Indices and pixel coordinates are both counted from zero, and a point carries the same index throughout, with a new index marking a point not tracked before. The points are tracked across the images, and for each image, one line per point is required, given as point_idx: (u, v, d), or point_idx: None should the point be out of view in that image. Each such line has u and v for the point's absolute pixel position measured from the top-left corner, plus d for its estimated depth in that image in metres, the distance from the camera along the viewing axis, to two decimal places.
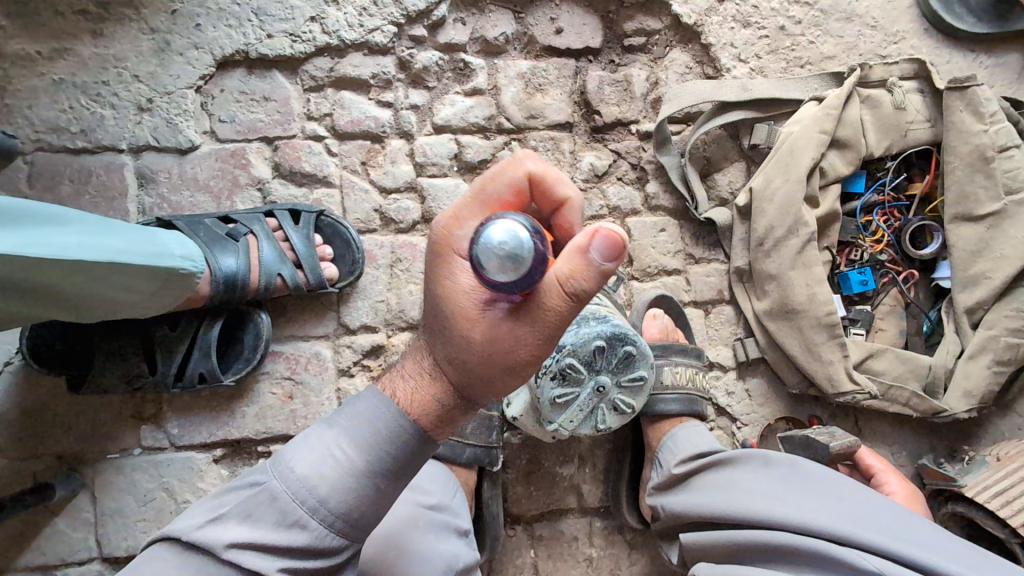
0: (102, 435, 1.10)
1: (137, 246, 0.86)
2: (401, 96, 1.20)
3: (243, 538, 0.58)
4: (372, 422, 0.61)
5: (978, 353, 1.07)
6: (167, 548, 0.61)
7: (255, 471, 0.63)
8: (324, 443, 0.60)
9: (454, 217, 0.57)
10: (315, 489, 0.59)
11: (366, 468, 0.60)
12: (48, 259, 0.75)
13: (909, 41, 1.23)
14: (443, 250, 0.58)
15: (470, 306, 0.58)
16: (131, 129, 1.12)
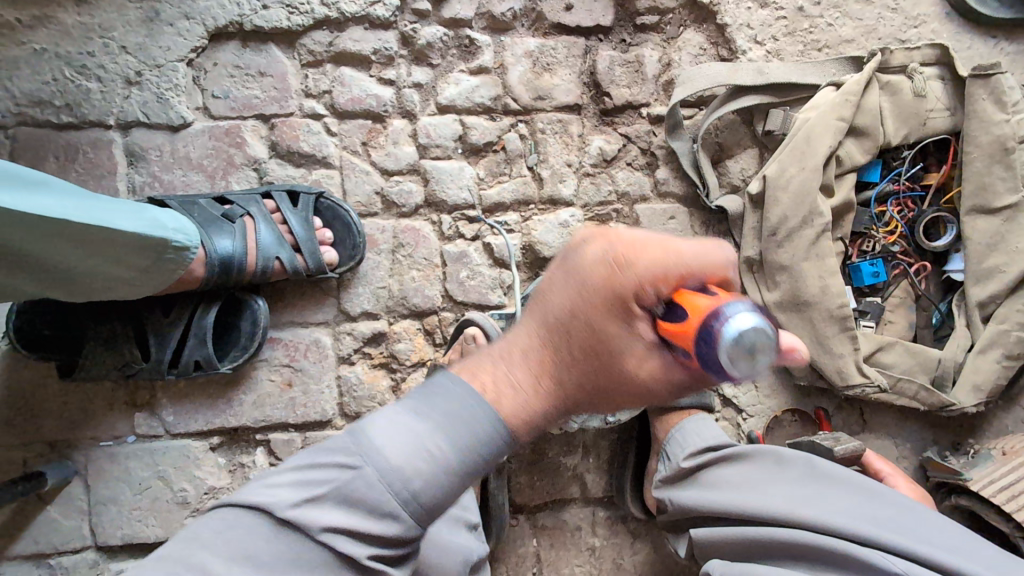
0: (94, 421, 1.07)
1: (127, 216, 0.82)
2: (404, 73, 1.15)
3: (334, 521, 0.56)
4: (478, 415, 0.59)
5: (988, 347, 1.06)
6: (239, 521, 0.56)
7: (342, 446, 0.58)
8: (423, 435, 0.57)
9: (646, 278, 0.54)
10: (409, 482, 0.56)
11: (464, 461, 0.58)
12: (26, 215, 0.72)
13: (930, 25, 1.20)
14: (623, 300, 0.56)
15: (610, 341, 0.58)
16: (119, 103, 1.06)
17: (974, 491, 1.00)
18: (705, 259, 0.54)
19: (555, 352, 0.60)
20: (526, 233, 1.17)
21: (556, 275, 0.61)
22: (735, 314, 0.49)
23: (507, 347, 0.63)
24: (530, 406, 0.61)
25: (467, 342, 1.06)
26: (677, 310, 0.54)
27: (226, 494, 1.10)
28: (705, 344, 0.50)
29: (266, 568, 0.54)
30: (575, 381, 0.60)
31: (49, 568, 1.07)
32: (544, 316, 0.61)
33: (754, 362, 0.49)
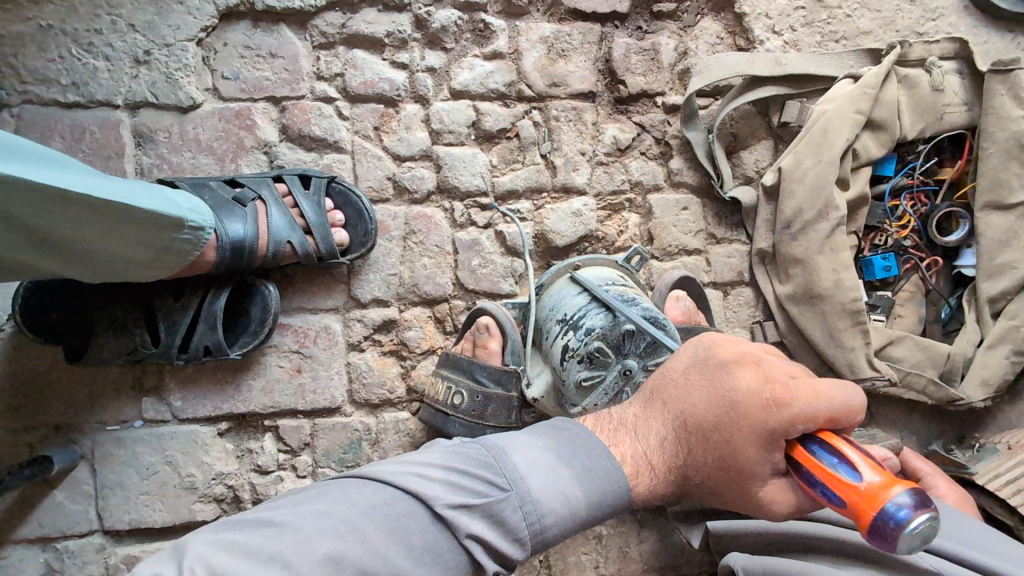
0: (102, 406, 1.06)
1: (145, 195, 0.82)
2: (417, 57, 1.13)
3: (479, 530, 0.59)
4: (605, 475, 0.66)
5: (997, 343, 1.07)
6: (394, 501, 0.59)
7: (491, 466, 0.63)
8: (562, 478, 0.64)
9: (774, 375, 0.67)
10: (544, 517, 0.61)
11: (585, 517, 0.64)
12: (48, 188, 0.72)
13: (947, 19, 1.19)
14: (743, 359, 0.69)
15: (738, 455, 0.65)
16: (127, 83, 1.04)
17: (980, 484, 1.01)
18: (838, 399, 0.64)
19: (687, 429, 0.68)
20: (538, 221, 1.16)
21: (697, 381, 0.70)
22: (913, 506, 0.54)
23: (647, 409, 0.72)
24: (656, 485, 0.69)
25: (480, 332, 1.06)
26: (852, 468, 0.58)
27: (234, 480, 1.09)
28: (879, 526, 0.54)
29: (416, 553, 0.57)
30: (697, 483, 0.69)
31: (55, 552, 1.06)
32: (677, 415, 0.69)
33: (915, 545, 0.54)
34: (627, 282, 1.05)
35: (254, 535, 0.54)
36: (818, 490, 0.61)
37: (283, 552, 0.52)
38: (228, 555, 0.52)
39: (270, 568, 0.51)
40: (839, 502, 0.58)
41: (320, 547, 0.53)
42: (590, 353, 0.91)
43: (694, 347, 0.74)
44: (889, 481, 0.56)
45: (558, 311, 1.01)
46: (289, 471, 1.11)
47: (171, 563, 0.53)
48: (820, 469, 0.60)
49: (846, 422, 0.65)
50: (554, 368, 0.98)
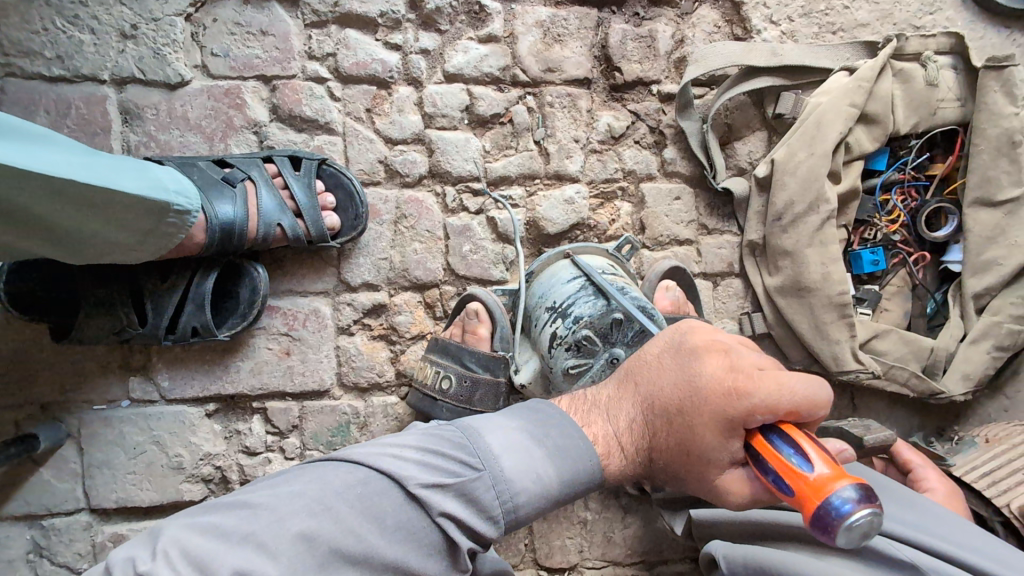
0: (88, 385, 1.05)
1: (131, 177, 0.81)
2: (411, 38, 1.11)
3: (451, 508, 0.60)
4: (576, 455, 0.67)
5: (980, 338, 1.08)
6: (369, 482, 0.59)
7: (466, 446, 0.63)
8: (534, 458, 0.64)
9: (736, 364, 0.66)
10: (517, 496, 0.62)
11: (558, 496, 0.65)
12: (35, 173, 0.70)
13: (945, 13, 1.18)
14: (711, 348, 0.69)
15: (697, 440, 0.65)
16: (114, 58, 1.02)
17: (957, 476, 1.03)
18: (800, 394, 0.62)
19: (654, 412, 0.69)
20: (530, 208, 1.15)
21: (667, 365, 0.71)
22: (856, 499, 0.52)
23: (620, 392, 0.74)
24: (624, 466, 0.70)
25: (470, 318, 1.06)
26: (806, 459, 0.57)
27: (222, 461, 1.10)
28: (819, 515, 0.53)
29: (390, 532, 0.57)
30: (663, 467, 0.70)
31: (42, 530, 1.06)
32: (646, 398, 0.71)
33: (857, 540, 0.52)
34: (617, 271, 1.06)
35: (228, 515, 0.55)
36: (772, 478, 0.60)
37: (257, 532, 0.53)
38: (202, 536, 0.53)
39: (245, 549, 0.52)
40: (788, 490, 0.57)
41: (293, 526, 0.54)
42: (577, 341, 0.92)
43: (669, 333, 0.75)
44: (838, 474, 0.54)
45: (547, 299, 1.01)
46: (277, 453, 1.11)
47: (148, 545, 0.54)
48: (775, 457, 0.60)
49: (811, 416, 0.63)
50: (541, 355, 0.99)
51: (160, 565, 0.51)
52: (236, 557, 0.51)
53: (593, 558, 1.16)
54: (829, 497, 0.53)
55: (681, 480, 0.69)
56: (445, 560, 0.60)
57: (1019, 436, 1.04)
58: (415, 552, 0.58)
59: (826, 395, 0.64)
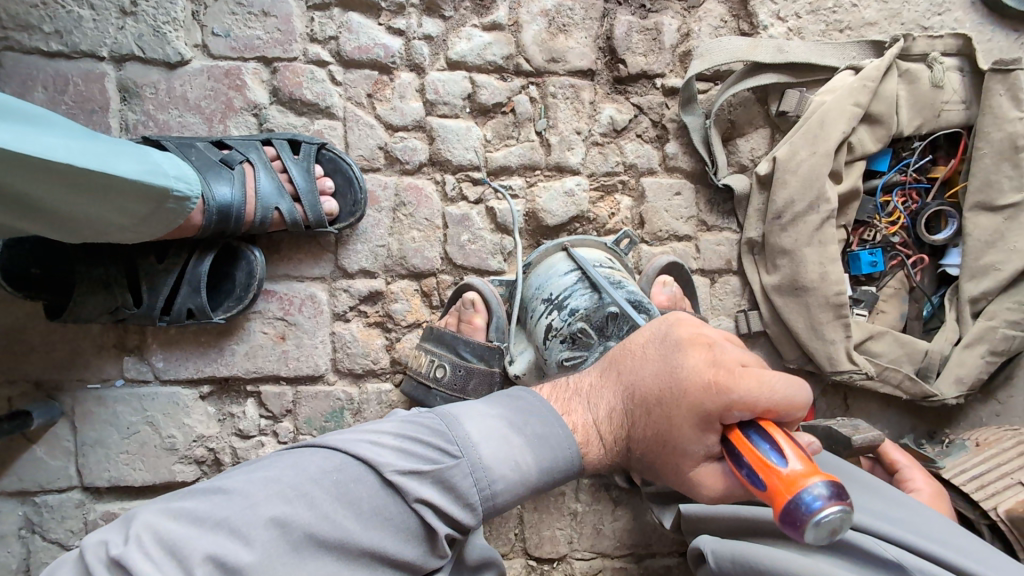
0: (82, 363, 1.05)
1: (133, 161, 0.80)
2: (414, 24, 1.10)
3: (426, 495, 0.60)
4: (555, 443, 0.68)
5: (975, 342, 1.08)
6: (345, 468, 0.60)
7: (444, 434, 0.63)
8: (513, 446, 0.65)
9: (720, 359, 0.66)
10: (494, 483, 0.63)
11: (536, 483, 0.66)
12: (34, 157, 0.69)
13: (954, 14, 1.17)
14: (695, 340, 0.69)
15: (674, 431, 0.66)
16: (113, 35, 1.01)
17: (945, 478, 1.03)
18: (779, 394, 0.62)
19: (634, 402, 0.70)
20: (530, 200, 1.15)
21: (651, 356, 0.71)
22: (827, 497, 0.51)
23: (603, 379, 0.75)
24: (603, 454, 0.72)
25: (466, 307, 1.05)
26: (780, 454, 0.57)
27: (215, 443, 1.10)
28: (788, 510, 0.52)
29: (366, 518, 0.58)
30: (639, 456, 0.71)
31: (34, 506, 1.07)
32: (627, 387, 0.71)
33: (825, 540, 0.51)
34: (615, 265, 1.07)
35: (203, 500, 0.55)
36: (746, 472, 0.59)
37: (231, 518, 0.53)
38: (175, 521, 0.53)
39: (218, 535, 0.52)
40: (761, 484, 0.57)
41: (267, 511, 0.54)
42: (573, 333, 0.92)
43: (657, 325, 0.74)
44: (811, 471, 0.54)
45: (543, 291, 1.02)
46: (270, 437, 1.11)
47: (122, 529, 0.54)
48: (751, 452, 0.59)
49: (789, 416, 0.63)
50: (537, 346, 1.00)
51: (132, 549, 0.51)
52: (209, 543, 0.52)
53: (582, 549, 1.17)
54: (800, 494, 0.52)
55: (655, 470, 0.70)
56: (423, 546, 0.60)
57: (1009, 441, 1.05)
58: (393, 537, 0.59)
59: (806, 394, 0.64)
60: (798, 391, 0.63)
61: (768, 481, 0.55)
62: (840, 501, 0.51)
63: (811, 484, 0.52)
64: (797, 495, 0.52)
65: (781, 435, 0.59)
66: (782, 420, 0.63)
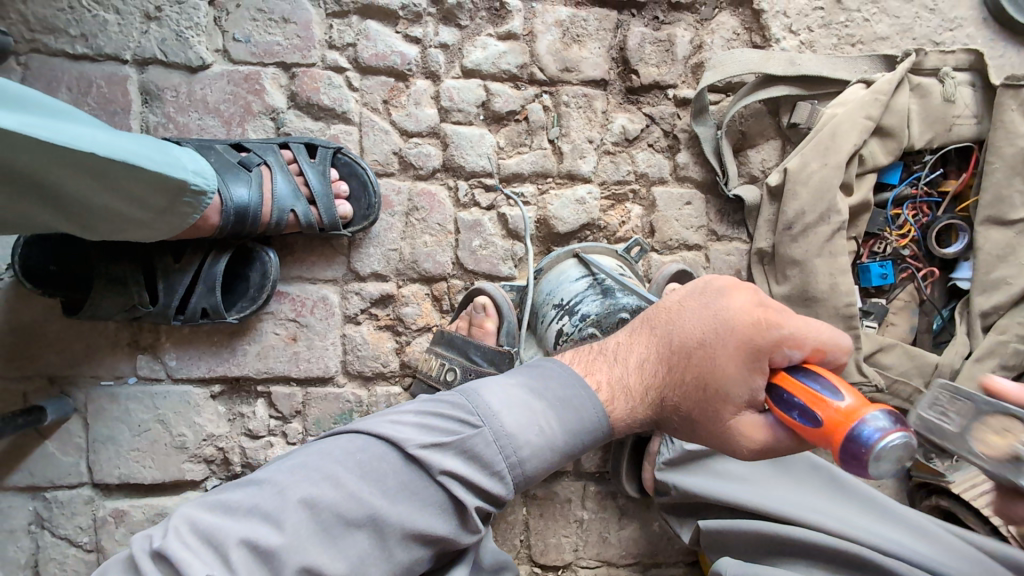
0: (96, 360, 1.06)
1: (150, 154, 0.82)
2: (431, 32, 1.12)
3: (453, 467, 0.60)
4: (580, 404, 0.67)
5: (986, 356, 1.08)
6: (367, 447, 0.60)
7: (465, 405, 0.63)
8: (535, 412, 0.64)
9: (765, 302, 0.68)
10: (519, 451, 0.62)
11: (565, 448, 0.65)
12: (54, 145, 0.71)
13: (965, 29, 1.18)
14: (736, 285, 0.71)
15: (719, 374, 0.66)
16: (137, 39, 1.03)
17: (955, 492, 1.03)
18: (826, 333, 0.66)
19: (672, 349, 0.70)
20: (542, 206, 1.16)
21: (689, 305, 0.71)
22: (887, 427, 0.55)
23: (633, 336, 0.74)
24: (631, 409, 0.70)
25: (477, 311, 1.06)
26: (833, 391, 0.60)
27: (224, 442, 1.10)
28: (851, 442, 0.56)
29: (393, 494, 0.58)
30: (674, 408, 0.70)
31: (44, 501, 1.07)
32: (663, 338, 0.71)
33: (886, 469, 0.55)
34: (624, 272, 1.08)
35: (235, 492, 0.57)
36: (797, 411, 0.62)
37: (261, 504, 0.55)
38: (211, 512, 0.55)
39: (251, 521, 0.54)
40: (815, 421, 0.60)
41: (295, 494, 0.55)
42: (583, 338, 0.94)
43: (690, 282, 0.75)
44: (868, 405, 0.57)
45: (554, 296, 1.04)
46: (279, 437, 1.12)
47: (162, 525, 0.56)
48: (801, 390, 0.62)
49: (833, 359, 0.67)
50: (548, 350, 1.02)
51: (172, 540, 0.53)
52: (242, 528, 0.53)
53: (588, 557, 1.17)
54: (863, 425, 0.55)
55: (694, 420, 0.69)
56: (453, 520, 0.60)
57: None
58: (422, 513, 0.58)
59: (848, 338, 0.67)
60: (841, 335, 0.67)
61: (825, 416, 0.59)
62: (902, 432, 0.55)
63: (872, 416, 0.56)
64: (859, 427, 0.56)
65: (831, 374, 0.62)
66: (827, 362, 0.67)
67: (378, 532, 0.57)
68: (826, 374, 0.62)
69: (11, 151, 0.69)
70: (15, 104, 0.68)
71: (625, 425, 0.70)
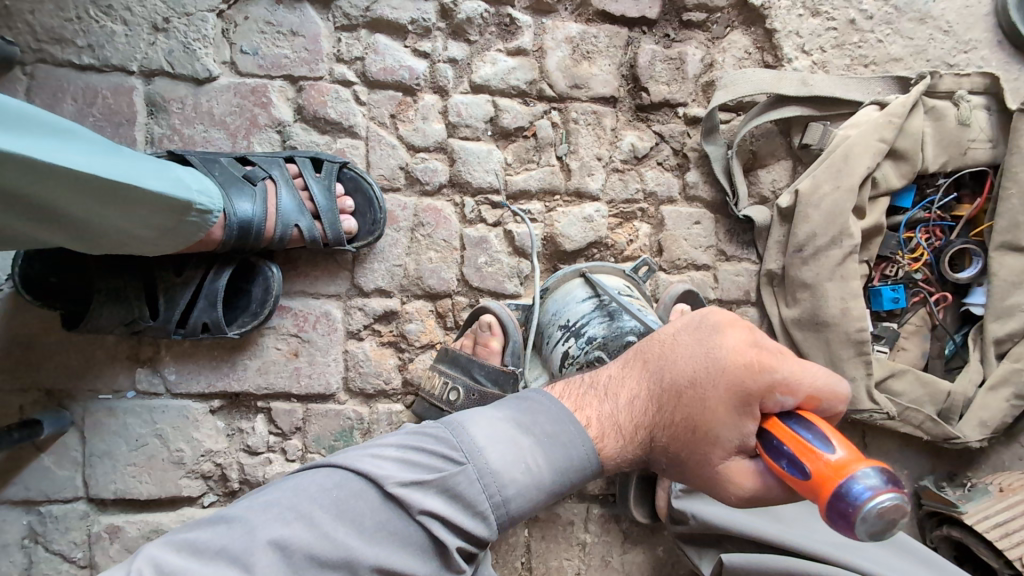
0: (94, 374, 1.05)
1: (155, 174, 0.80)
2: (440, 47, 1.11)
3: (433, 507, 0.58)
4: (568, 441, 0.65)
5: (1000, 384, 1.05)
6: (345, 484, 0.58)
7: (448, 440, 0.62)
8: (522, 448, 0.63)
9: (759, 343, 0.66)
10: (504, 489, 0.61)
11: (550, 486, 0.63)
12: (63, 169, 0.70)
13: (980, 52, 1.17)
14: (731, 324, 0.69)
15: (709, 415, 0.64)
16: (144, 50, 1.02)
17: (967, 523, 1.00)
18: (821, 379, 0.63)
19: (662, 387, 0.68)
20: (549, 224, 1.14)
21: (683, 341, 0.70)
22: (878, 486, 0.52)
23: (625, 370, 0.72)
24: (620, 448, 0.68)
25: (482, 330, 1.04)
26: (825, 442, 0.57)
27: (222, 458, 1.09)
28: (839, 499, 0.52)
29: (371, 535, 0.56)
30: (663, 447, 0.68)
31: (39, 516, 1.06)
32: (655, 374, 0.69)
33: (876, 532, 0.52)
34: (632, 292, 1.06)
35: (203, 531, 0.54)
36: (785, 461, 0.59)
37: (230, 545, 0.52)
38: (176, 553, 0.52)
39: (218, 564, 0.51)
40: (804, 473, 0.57)
41: (265, 535, 0.53)
42: (590, 362, 0.92)
43: (686, 316, 0.74)
44: (860, 460, 0.54)
45: (560, 317, 1.02)
46: (278, 454, 1.10)
47: (121, 566, 0.53)
48: (791, 439, 0.59)
49: (828, 407, 0.64)
50: (553, 372, 1.00)
51: None
52: (210, 572, 0.51)
53: None
54: (852, 482, 0.52)
55: (682, 462, 0.68)
56: (434, 561, 0.58)
57: None
58: (402, 554, 0.57)
59: (843, 385, 0.65)
60: (836, 381, 0.65)
61: (814, 469, 0.56)
62: (894, 492, 0.52)
63: (862, 473, 0.53)
64: (848, 484, 0.52)
65: (823, 424, 0.59)
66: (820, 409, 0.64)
67: (354, 573, 0.54)
68: (818, 424, 0.59)
69: (19, 175, 0.67)
70: (24, 125, 0.66)
71: (612, 465, 0.69)
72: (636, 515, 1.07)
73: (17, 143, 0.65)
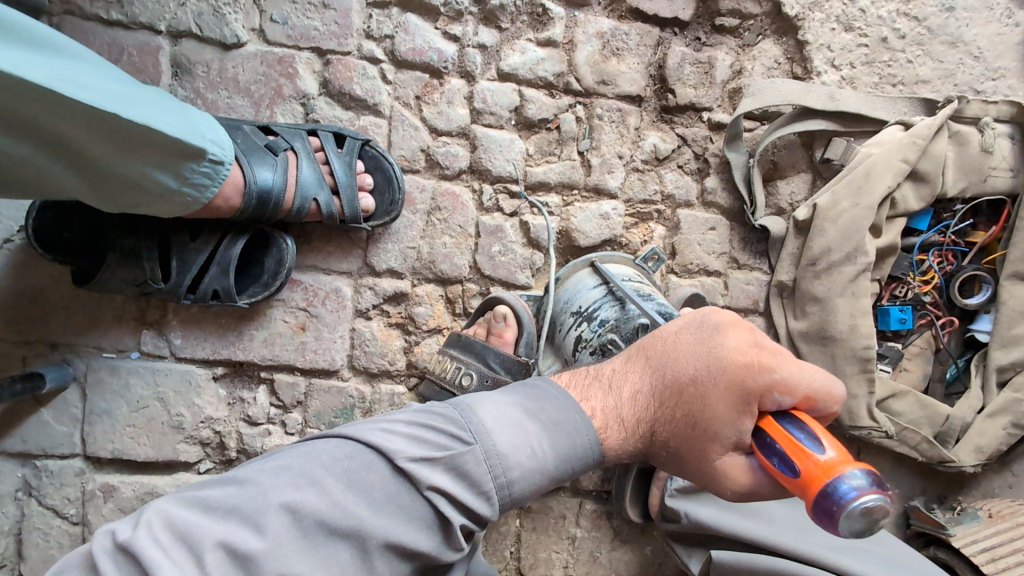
0: (100, 332, 1.05)
1: (171, 120, 0.80)
2: (470, 31, 1.10)
3: (439, 482, 0.59)
4: (572, 430, 0.66)
5: (998, 413, 1.06)
6: (356, 455, 0.59)
7: (458, 420, 0.62)
8: (529, 433, 0.63)
9: (762, 346, 0.67)
10: (509, 472, 0.61)
11: (553, 472, 0.64)
12: (73, 100, 0.69)
13: (1007, 80, 1.18)
14: (734, 325, 0.70)
15: (707, 413, 0.65)
16: (173, 10, 1.01)
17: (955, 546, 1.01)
18: (819, 381, 0.64)
19: (662, 384, 0.69)
20: (565, 218, 1.15)
21: (686, 340, 0.70)
22: (864, 487, 0.52)
23: (627, 365, 0.73)
24: (622, 441, 0.69)
25: (496, 320, 1.04)
26: (816, 442, 0.57)
27: (221, 426, 1.09)
28: (825, 497, 0.53)
29: (379, 507, 0.56)
30: (664, 443, 0.69)
31: (34, 469, 1.05)
32: (657, 371, 0.70)
33: (858, 530, 0.52)
34: (642, 279, 1.07)
35: (216, 490, 0.55)
36: (777, 459, 0.60)
37: (241, 506, 0.53)
38: (187, 509, 0.53)
39: (230, 523, 0.52)
40: (793, 471, 0.57)
41: (277, 498, 0.53)
42: (602, 345, 0.92)
43: (689, 314, 0.75)
44: (846, 461, 0.54)
45: (572, 304, 1.03)
46: (277, 426, 1.10)
47: (132, 519, 0.54)
48: (784, 438, 0.60)
49: (825, 408, 0.65)
50: (567, 359, 1.01)
51: (141, 535, 0.50)
52: (220, 530, 0.51)
53: None
54: (840, 483, 0.52)
55: (679, 457, 0.69)
56: (437, 536, 0.59)
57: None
58: (408, 528, 0.57)
59: (842, 388, 0.65)
60: (832, 382, 0.65)
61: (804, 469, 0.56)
62: (879, 495, 0.52)
63: (850, 475, 0.53)
64: (837, 483, 0.53)
65: (816, 424, 0.60)
66: (819, 411, 0.65)
67: (361, 545, 0.55)
68: (812, 425, 0.60)
69: (33, 103, 0.68)
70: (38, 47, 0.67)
71: (611, 458, 0.69)
72: (630, 515, 1.07)
73: (37, 71, 0.66)
